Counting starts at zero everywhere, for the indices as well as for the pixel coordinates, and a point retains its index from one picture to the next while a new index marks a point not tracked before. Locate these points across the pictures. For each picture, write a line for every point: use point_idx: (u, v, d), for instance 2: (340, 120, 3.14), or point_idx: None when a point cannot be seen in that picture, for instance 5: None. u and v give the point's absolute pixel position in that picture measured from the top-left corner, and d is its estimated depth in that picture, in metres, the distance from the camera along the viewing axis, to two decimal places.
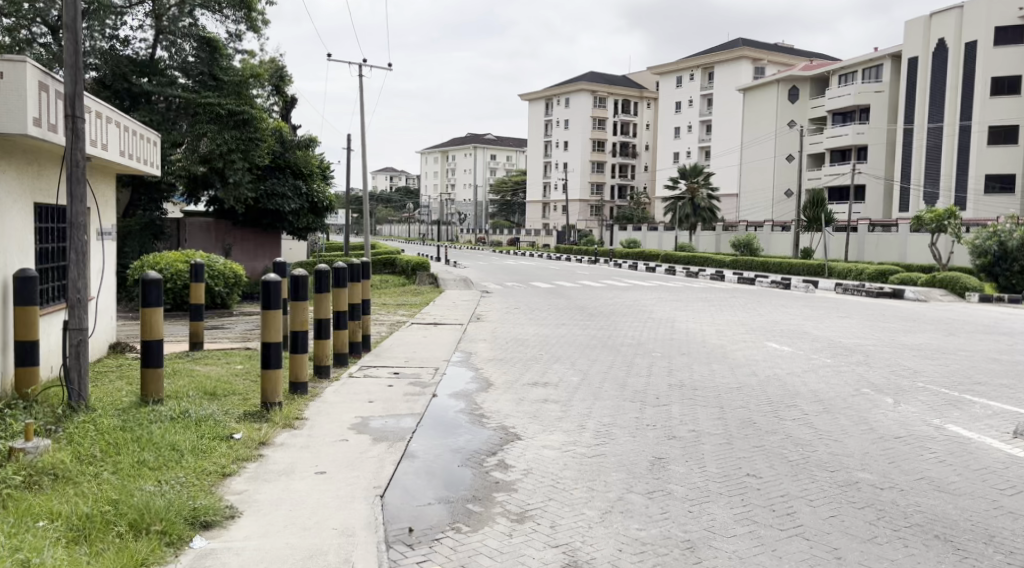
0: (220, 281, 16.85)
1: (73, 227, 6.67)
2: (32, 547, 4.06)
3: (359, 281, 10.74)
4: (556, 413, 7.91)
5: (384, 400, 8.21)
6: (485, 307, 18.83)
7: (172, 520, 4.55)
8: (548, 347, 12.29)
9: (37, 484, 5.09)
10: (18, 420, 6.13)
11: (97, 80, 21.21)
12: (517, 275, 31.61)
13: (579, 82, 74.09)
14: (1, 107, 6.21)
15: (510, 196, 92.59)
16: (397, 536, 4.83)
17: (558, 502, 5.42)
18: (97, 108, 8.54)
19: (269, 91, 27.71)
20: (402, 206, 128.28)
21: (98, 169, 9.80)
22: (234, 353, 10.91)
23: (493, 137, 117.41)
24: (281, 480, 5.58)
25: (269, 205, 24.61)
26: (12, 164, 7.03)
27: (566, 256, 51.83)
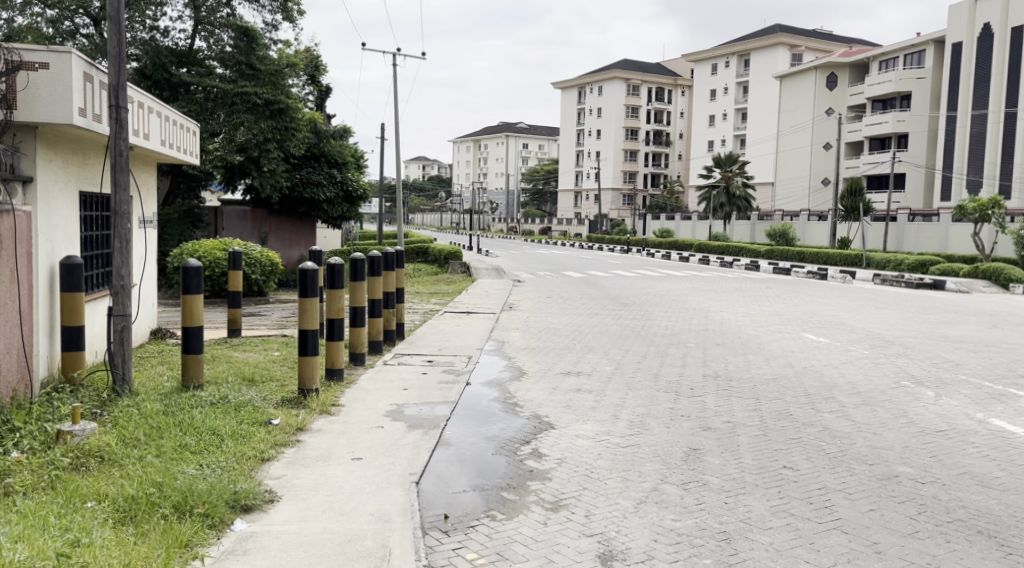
0: (257, 268, 17.07)
1: (117, 215, 6.82)
2: (81, 528, 4.15)
3: (393, 269, 10.80)
4: (589, 403, 7.93)
5: (419, 388, 8.29)
6: (518, 296, 18.89)
7: (214, 503, 4.64)
8: (581, 336, 12.30)
9: (84, 466, 5.23)
10: (65, 404, 6.29)
11: (138, 71, 21.64)
12: (550, 265, 31.62)
13: (613, 70, 73.71)
14: (48, 97, 6.33)
15: (542, 185, 92.42)
16: (433, 523, 4.88)
17: (592, 491, 5.44)
18: (139, 98, 8.68)
19: (304, 80, 27.90)
20: (435, 195, 128.71)
21: (139, 158, 9.97)
22: (271, 340, 11.07)
23: (526, 126, 117.26)
24: (319, 466, 5.67)
25: (303, 194, 24.92)
26: (58, 154, 7.18)
27: (599, 246, 51.67)
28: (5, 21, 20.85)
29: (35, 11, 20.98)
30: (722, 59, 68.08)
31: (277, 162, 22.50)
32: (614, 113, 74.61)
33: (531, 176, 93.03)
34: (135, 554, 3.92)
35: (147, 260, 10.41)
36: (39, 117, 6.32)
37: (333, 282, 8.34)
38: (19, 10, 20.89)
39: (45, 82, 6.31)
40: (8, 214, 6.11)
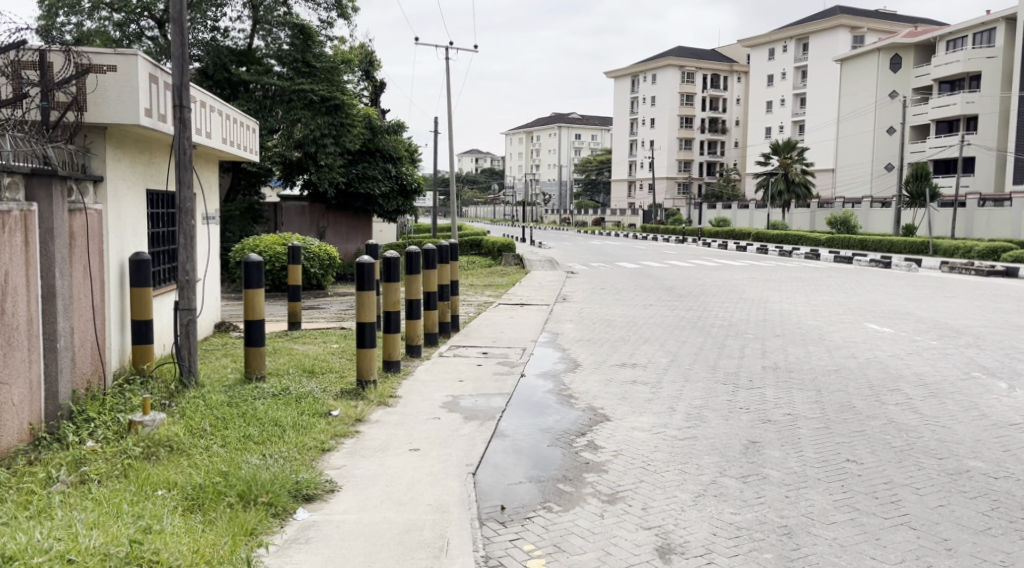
0: (315, 262, 17.35)
1: (182, 213, 7.01)
2: (152, 515, 4.27)
3: (448, 262, 10.87)
4: (645, 395, 7.91)
5: (474, 379, 8.38)
6: (571, 287, 18.88)
7: (277, 493, 4.77)
8: (636, 328, 12.23)
9: (154, 456, 5.41)
10: (136, 395, 6.52)
11: (200, 71, 22.18)
12: (603, 256, 31.48)
13: (667, 58, 72.89)
14: (115, 99, 6.52)
15: (595, 176, 91.87)
16: (490, 514, 4.94)
17: (649, 483, 5.43)
18: (202, 98, 8.91)
19: (359, 76, 28.19)
20: (487, 187, 129.05)
21: (202, 156, 10.22)
22: (329, 333, 11.26)
23: (578, 116, 116.75)
24: (377, 457, 5.77)
25: (360, 188, 25.31)
26: (126, 154, 7.40)
27: (654, 236, 51.19)
28: (74, 26, 21.48)
29: (102, 14, 21.57)
30: (780, 44, 66.76)
31: (334, 157, 22.81)
32: (668, 101, 73.83)
33: (583, 167, 92.63)
34: (204, 539, 4.03)
35: (211, 255, 10.70)
36: (108, 118, 6.52)
37: (389, 275, 8.45)
38: (87, 14, 21.49)
39: (112, 84, 6.50)
40: (80, 212, 6.33)
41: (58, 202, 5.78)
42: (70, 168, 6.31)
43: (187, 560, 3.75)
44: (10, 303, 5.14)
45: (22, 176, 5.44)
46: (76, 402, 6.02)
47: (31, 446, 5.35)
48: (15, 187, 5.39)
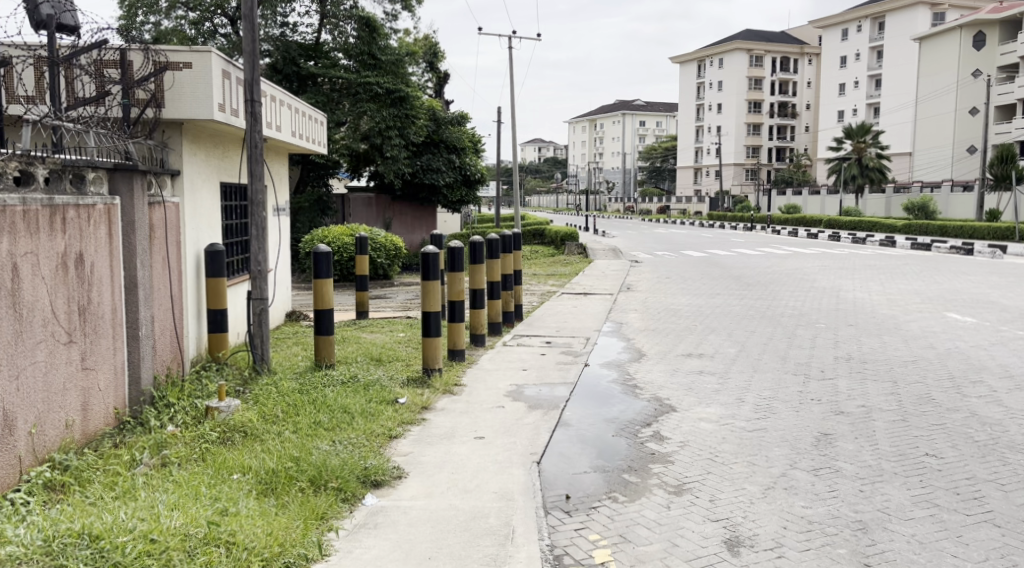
0: (381, 252, 17.62)
1: (254, 205, 7.19)
2: (229, 498, 4.41)
3: (510, 252, 10.92)
4: (712, 385, 7.84)
5: (538, 368, 8.43)
6: (637, 276, 18.75)
7: (346, 478, 4.89)
8: (702, 317, 12.09)
9: (229, 440, 5.59)
10: (212, 382, 6.76)
11: (270, 66, 22.77)
12: (668, 244, 31.14)
13: (734, 42, 71.57)
14: (191, 94, 6.73)
15: (660, 163, 90.76)
16: (555, 503, 4.98)
17: (717, 475, 5.39)
18: (271, 93, 9.13)
19: (423, 67, 28.36)
20: (549, 176, 128.79)
21: (272, 149, 10.49)
22: (396, 322, 11.42)
23: (642, 104, 115.59)
24: (444, 444, 5.85)
25: (424, 179, 25.55)
26: (201, 148, 7.62)
27: (720, 224, 50.42)
28: (152, 25, 22.13)
29: (179, 14, 22.24)
30: (853, 24, 64.76)
31: (398, 149, 22.99)
32: (735, 87, 72.47)
33: (648, 154, 91.66)
34: (277, 522, 4.16)
35: (283, 246, 10.99)
36: (183, 114, 6.74)
37: (453, 264, 8.54)
38: (164, 14, 22.16)
39: (187, 80, 6.71)
40: (159, 205, 6.56)
41: (140, 195, 6.00)
42: (149, 162, 6.55)
43: (262, 542, 3.87)
44: (97, 293, 5.39)
45: (105, 171, 5.67)
46: (158, 388, 6.26)
47: (117, 430, 5.58)
48: (99, 182, 5.62)
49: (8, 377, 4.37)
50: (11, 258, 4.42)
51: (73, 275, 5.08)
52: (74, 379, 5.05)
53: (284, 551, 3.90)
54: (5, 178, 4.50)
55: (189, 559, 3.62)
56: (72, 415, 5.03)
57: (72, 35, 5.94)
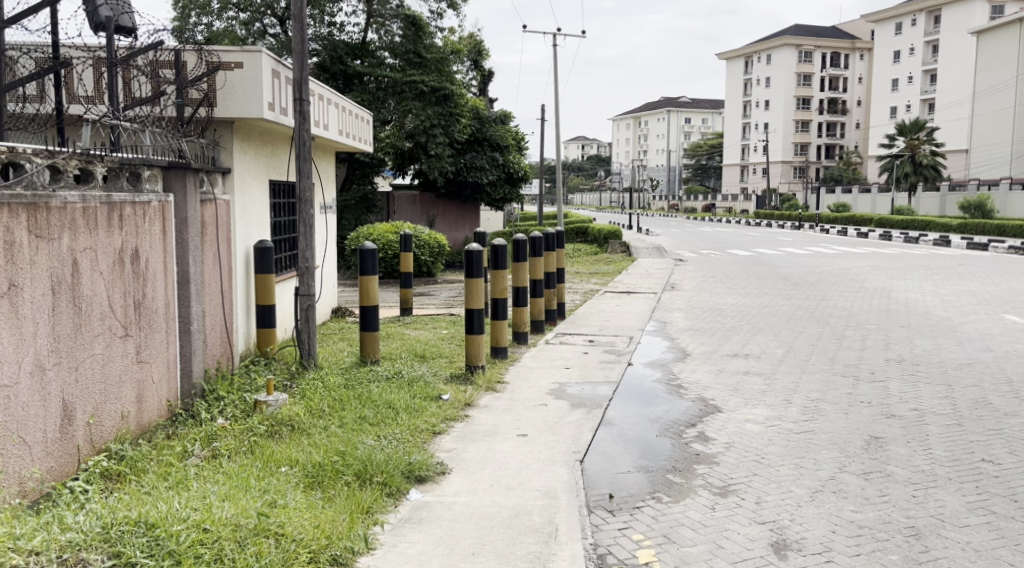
0: (425, 250, 17.73)
1: (302, 202, 7.30)
2: (277, 490, 4.49)
3: (553, 250, 10.92)
4: (759, 386, 7.76)
5: (581, 366, 8.42)
6: (681, 275, 18.63)
7: (391, 473, 4.94)
8: (748, 317, 11.96)
9: (277, 433, 5.70)
10: (261, 376, 6.89)
11: (318, 65, 23.07)
12: (714, 243, 30.83)
13: (783, 37, 70.51)
14: (242, 94, 6.86)
15: (705, 161, 89.78)
16: (598, 502, 4.98)
17: (763, 477, 5.34)
18: (319, 91, 9.24)
19: (468, 66, 28.50)
20: (593, 174, 128.26)
21: (320, 148, 10.62)
22: (440, 319, 11.51)
23: (687, 101, 114.46)
24: (487, 441, 5.88)
25: (468, 177, 25.65)
26: (251, 147, 7.75)
27: (767, 222, 49.70)
28: (204, 26, 22.51)
29: (230, 14, 22.60)
30: (908, 17, 63.33)
31: (443, 147, 23.13)
32: (784, 83, 71.42)
33: (693, 152, 90.81)
34: (324, 515, 4.22)
35: (330, 243, 11.14)
36: (235, 113, 6.87)
37: (497, 263, 8.55)
38: (217, 15, 22.53)
39: (239, 80, 6.84)
40: (211, 203, 6.69)
41: (192, 193, 6.13)
42: (201, 160, 6.69)
43: (310, 534, 3.93)
44: (151, 289, 5.51)
45: (159, 169, 5.78)
46: (208, 381, 6.39)
47: (169, 422, 5.71)
48: (154, 179, 5.73)
49: (68, 369, 4.49)
50: (72, 254, 4.54)
51: (129, 271, 5.20)
52: (129, 371, 5.18)
53: (331, 544, 3.96)
54: (65, 176, 4.61)
55: (240, 549, 3.68)
56: (127, 407, 5.16)
57: (129, 36, 6.08)
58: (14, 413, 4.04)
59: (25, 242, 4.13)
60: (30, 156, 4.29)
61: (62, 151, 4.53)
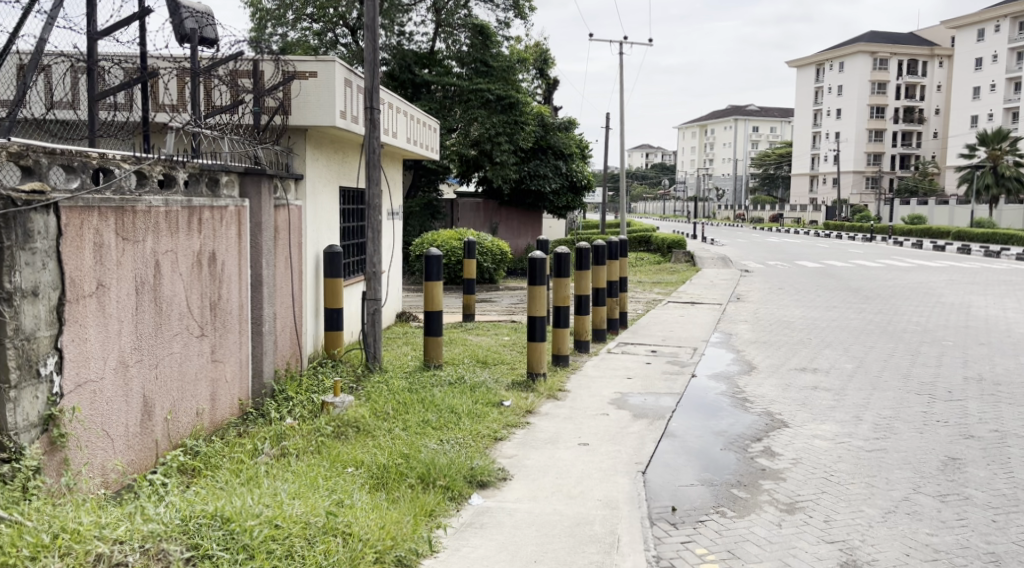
0: (488, 257, 17.83)
1: (371, 208, 7.43)
2: (344, 490, 4.56)
3: (616, 258, 10.89)
4: (827, 402, 7.60)
5: (643, 377, 8.35)
6: (747, 286, 18.34)
7: (454, 478, 4.98)
8: (817, 331, 11.71)
9: (343, 434, 5.79)
10: (328, 378, 7.02)
11: (387, 74, 23.42)
12: (782, 254, 30.22)
13: (857, 44, 68.91)
14: (315, 102, 7.03)
15: (774, 170, 88.25)
16: (660, 514, 4.94)
17: (832, 495, 5.23)
18: (389, 99, 9.39)
19: (534, 74, 28.65)
20: (657, 183, 127.36)
21: (388, 155, 10.79)
22: (502, 326, 11.56)
23: (755, 109, 112.66)
24: (548, 448, 5.90)
25: (531, 185, 25.71)
26: (323, 154, 7.92)
27: (838, 234, 48.54)
28: (279, 36, 23.06)
29: (304, 25, 23.15)
30: (991, 23, 61.16)
31: (507, 154, 23.31)
32: (857, 92, 69.73)
33: (761, 161, 89.34)
34: (389, 516, 4.27)
35: (396, 249, 11.31)
36: (308, 122, 7.05)
37: (559, 270, 8.57)
38: (291, 25, 23.05)
39: (313, 89, 7.01)
40: (284, 208, 6.86)
41: (267, 198, 6.30)
42: (275, 167, 6.89)
43: (376, 535, 3.99)
44: (226, 291, 5.69)
45: (237, 175, 5.95)
46: (278, 381, 6.53)
47: (239, 420, 5.88)
48: (231, 185, 5.89)
49: (149, 366, 4.66)
50: (155, 256, 4.72)
51: (207, 272, 5.38)
52: (205, 370, 5.35)
53: (396, 545, 4.02)
54: (150, 182, 4.77)
55: (309, 547, 3.76)
56: (201, 405, 5.33)
57: (212, 47, 6.25)
58: (99, 407, 4.20)
59: (112, 244, 4.30)
60: (119, 162, 4.45)
61: (148, 157, 4.69)
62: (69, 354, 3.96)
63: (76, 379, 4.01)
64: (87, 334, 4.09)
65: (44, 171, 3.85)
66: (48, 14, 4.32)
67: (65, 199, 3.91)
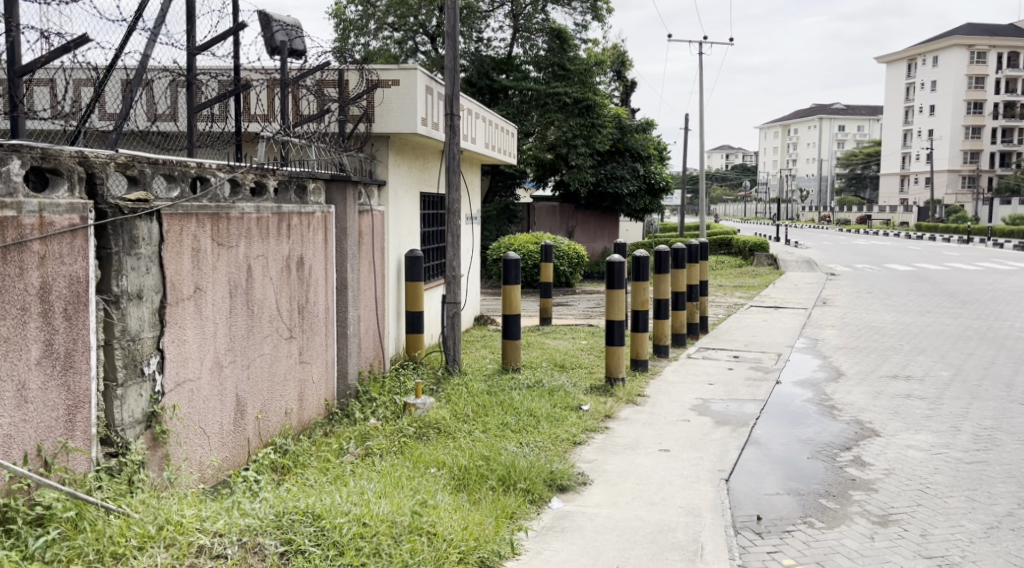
0: (565, 260, 17.83)
1: (451, 213, 7.53)
2: (427, 491, 4.63)
3: (696, 261, 10.74)
4: (922, 411, 7.34)
5: (725, 383, 8.20)
6: (835, 290, 17.80)
7: (534, 481, 5.02)
8: (910, 337, 11.31)
9: (425, 435, 5.89)
10: (409, 380, 7.15)
11: (465, 80, 23.26)
12: (871, 257, 29.24)
13: (952, 38, 66.13)
14: (399, 111, 7.18)
15: (861, 170, 85.54)
16: (745, 523, 4.86)
17: (929, 508, 5.05)
18: (468, 106, 9.50)
19: (611, 77, 28.54)
20: (738, 184, 124.97)
21: (467, 160, 10.92)
22: (578, 329, 11.55)
23: (841, 108, 109.42)
24: (628, 454, 5.87)
25: (608, 188, 25.61)
26: (405, 160, 8.07)
27: (932, 235, 46.65)
28: (361, 46, 23.50)
29: (385, 34, 23.50)
30: None
31: (584, 158, 23.48)
32: (952, 87, 66.93)
33: (847, 161, 86.75)
34: (472, 517, 4.33)
35: (473, 253, 11.41)
36: (391, 129, 7.20)
37: (637, 273, 8.50)
38: (373, 34, 23.44)
39: (396, 96, 7.15)
40: (367, 214, 7.02)
41: (351, 203, 6.46)
42: (359, 173, 7.06)
43: (460, 535, 4.04)
44: (314, 294, 5.86)
45: (323, 182, 6.12)
46: (362, 383, 6.67)
47: (326, 420, 6.04)
48: (319, 191, 6.06)
49: (242, 367, 4.84)
50: (247, 260, 4.89)
51: (295, 277, 5.55)
52: (293, 371, 5.52)
53: (479, 546, 4.07)
54: (243, 189, 4.95)
55: (396, 545, 3.83)
56: (290, 405, 5.50)
57: (300, 59, 6.43)
58: (197, 405, 4.38)
59: (208, 249, 4.48)
60: (215, 170, 4.61)
61: (241, 166, 4.87)
62: (169, 354, 4.14)
63: (175, 377, 4.19)
64: (185, 335, 4.28)
65: (148, 180, 4.05)
66: (151, 31, 4.53)
67: (167, 207, 4.09)
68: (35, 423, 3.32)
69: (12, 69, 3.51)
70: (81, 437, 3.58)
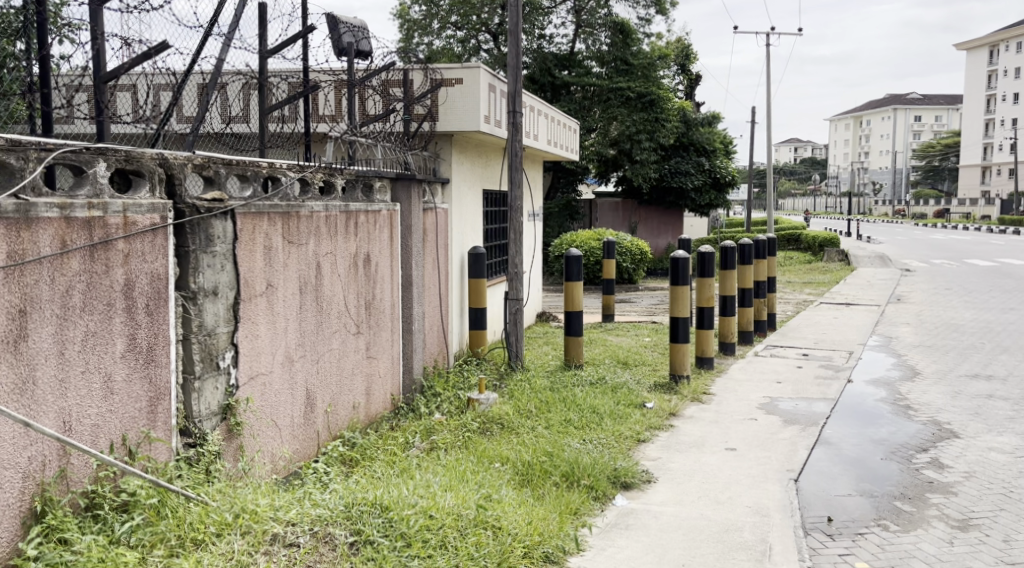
0: (627, 257, 17.73)
1: (514, 210, 7.58)
2: (492, 485, 4.68)
3: (763, 258, 10.57)
4: (1005, 412, 7.11)
5: (794, 382, 8.07)
6: (910, 287, 17.30)
7: (597, 478, 5.02)
8: (991, 335, 10.94)
9: (489, 430, 5.95)
10: (473, 375, 7.23)
11: (527, 77, 23.37)
12: (951, 252, 28.23)
13: None
14: (462, 109, 7.25)
15: (938, 162, 82.73)
16: (815, 525, 4.78)
17: (1012, 513, 4.90)
18: (530, 103, 9.53)
19: (676, 70, 28.23)
20: (807, 178, 122.17)
21: (529, 157, 10.95)
22: (642, 326, 11.47)
23: (916, 99, 106.00)
24: (693, 452, 5.84)
25: (672, 183, 25.35)
26: (468, 157, 8.15)
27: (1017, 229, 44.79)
28: (425, 45, 23.75)
29: (448, 33, 23.71)
30: None
31: (647, 153, 23.32)
32: None
33: (923, 153, 84.01)
34: (536, 512, 4.37)
35: (536, 250, 11.45)
36: (454, 127, 7.28)
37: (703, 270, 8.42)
38: (436, 34, 23.69)
39: (459, 95, 7.23)
40: (431, 211, 7.11)
41: (416, 201, 6.56)
42: (424, 171, 7.16)
43: (524, 529, 4.08)
44: (380, 290, 5.97)
45: (389, 180, 6.23)
46: (427, 378, 6.77)
47: (392, 414, 6.14)
48: (384, 190, 6.17)
49: (311, 361, 4.96)
50: (316, 258, 5.01)
51: (362, 273, 5.66)
52: (360, 366, 5.63)
53: (543, 541, 4.10)
54: (312, 188, 5.08)
55: (462, 538, 3.90)
56: (357, 398, 5.62)
57: (367, 59, 6.54)
58: (269, 398, 4.52)
59: (279, 247, 4.61)
60: (285, 171, 4.75)
61: (310, 166, 5.00)
62: (243, 348, 4.27)
63: (248, 371, 4.33)
64: (258, 331, 4.41)
65: (222, 180, 4.19)
66: (225, 36, 4.67)
67: (240, 206, 4.22)
68: (121, 414, 3.48)
69: (97, 75, 3.67)
70: (162, 427, 3.74)
